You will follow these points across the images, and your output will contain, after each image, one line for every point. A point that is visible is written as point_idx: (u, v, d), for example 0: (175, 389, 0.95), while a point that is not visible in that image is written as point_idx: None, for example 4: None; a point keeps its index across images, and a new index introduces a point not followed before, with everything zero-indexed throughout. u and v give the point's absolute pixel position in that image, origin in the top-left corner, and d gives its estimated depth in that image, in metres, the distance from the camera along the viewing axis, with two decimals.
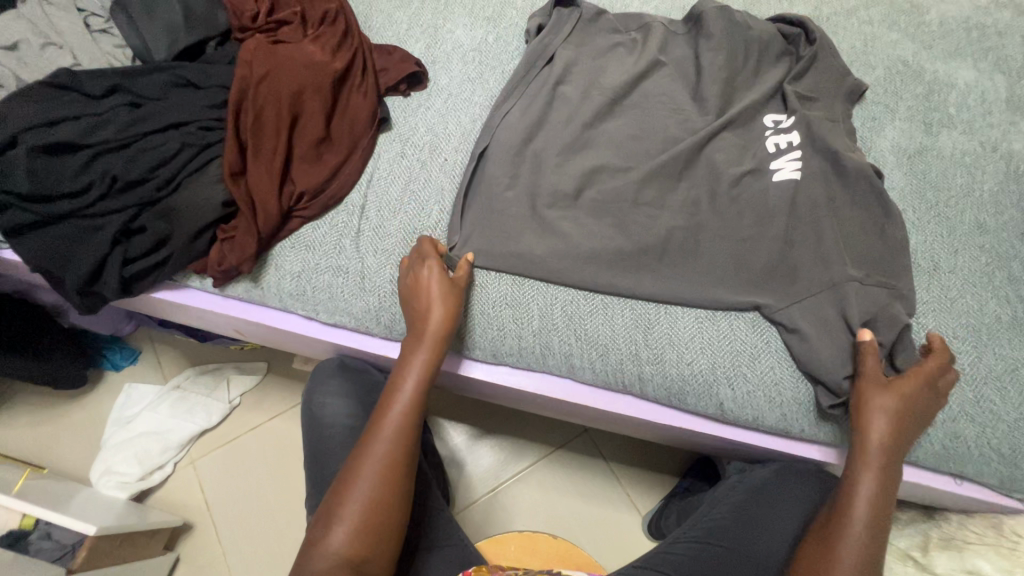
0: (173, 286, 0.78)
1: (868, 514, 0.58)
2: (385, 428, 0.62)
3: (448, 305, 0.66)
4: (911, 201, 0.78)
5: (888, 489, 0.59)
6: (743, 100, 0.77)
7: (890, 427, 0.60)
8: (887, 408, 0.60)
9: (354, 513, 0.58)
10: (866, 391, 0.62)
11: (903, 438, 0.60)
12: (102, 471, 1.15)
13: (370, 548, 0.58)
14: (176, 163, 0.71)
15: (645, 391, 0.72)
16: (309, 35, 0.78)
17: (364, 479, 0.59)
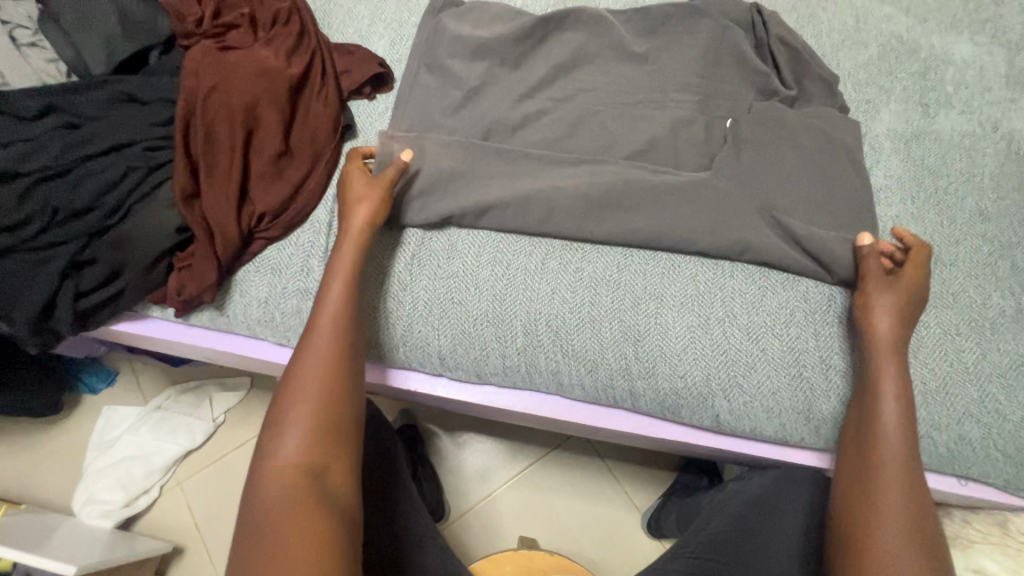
0: (133, 317, 0.73)
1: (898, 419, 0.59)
2: (277, 453, 0.54)
3: (372, 209, 0.65)
4: (910, 189, 0.74)
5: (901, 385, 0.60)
6: (722, 101, 0.75)
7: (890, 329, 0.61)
8: (888, 301, 0.62)
9: (283, 462, 0.54)
10: (868, 288, 0.64)
11: (909, 320, 0.62)
12: (86, 499, 1.12)
13: (297, 493, 0.52)
14: (123, 188, 0.65)
15: (638, 405, 0.68)
16: (260, 39, 0.72)
17: (267, 495, 0.52)
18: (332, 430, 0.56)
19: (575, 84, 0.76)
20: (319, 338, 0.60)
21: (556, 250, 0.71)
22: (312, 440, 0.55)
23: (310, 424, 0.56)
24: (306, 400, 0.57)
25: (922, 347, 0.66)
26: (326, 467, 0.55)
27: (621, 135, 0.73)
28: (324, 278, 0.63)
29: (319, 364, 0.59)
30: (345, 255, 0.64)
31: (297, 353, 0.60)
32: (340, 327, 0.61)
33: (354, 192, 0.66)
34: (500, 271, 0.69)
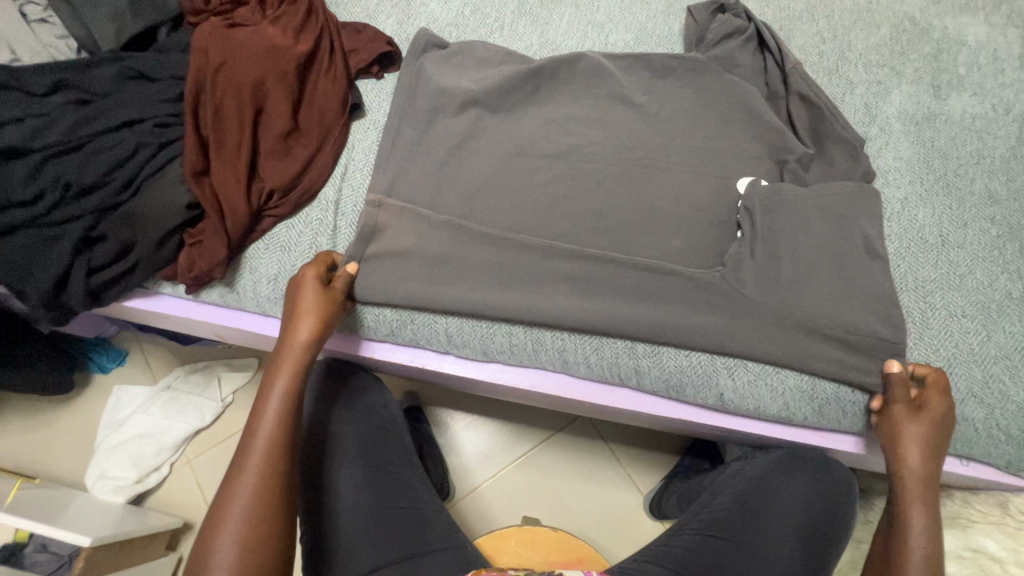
0: (145, 294, 0.74)
1: (926, 551, 0.56)
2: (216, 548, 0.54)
3: (324, 302, 0.64)
4: (919, 171, 0.74)
5: (926, 513, 0.58)
6: (729, 86, 0.76)
7: (922, 450, 0.59)
8: (914, 433, 0.60)
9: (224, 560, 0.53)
10: (894, 416, 0.62)
11: (937, 452, 0.60)
12: (97, 476, 1.14)
13: None
14: (134, 164, 0.66)
15: (643, 384, 0.69)
16: (268, 16, 0.72)
17: None
18: (263, 559, 0.54)
19: (583, 66, 0.77)
20: (252, 461, 0.57)
21: (563, 230, 0.71)
22: (253, 535, 0.54)
23: (240, 554, 0.53)
24: (234, 529, 0.54)
25: (927, 329, 0.67)
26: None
27: (626, 128, 0.76)
28: (260, 396, 0.61)
29: (249, 491, 0.56)
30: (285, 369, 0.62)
31: (227, 477, 0.57)
32: (283, 418, 0.60)
33: (299, 299, 0.64)
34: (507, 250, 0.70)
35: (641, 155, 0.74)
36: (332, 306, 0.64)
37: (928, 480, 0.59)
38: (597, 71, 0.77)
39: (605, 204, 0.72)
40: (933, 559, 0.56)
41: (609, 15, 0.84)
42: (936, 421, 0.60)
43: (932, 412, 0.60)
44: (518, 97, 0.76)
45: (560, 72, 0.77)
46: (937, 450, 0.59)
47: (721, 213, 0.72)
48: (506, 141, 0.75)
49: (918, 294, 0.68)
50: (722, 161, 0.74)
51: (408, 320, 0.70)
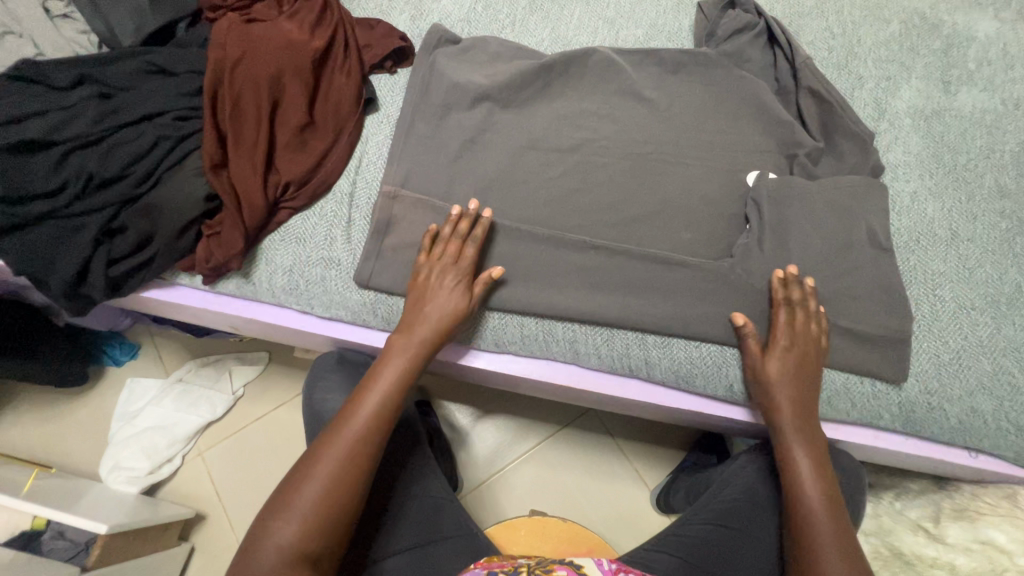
0: (162, 285, 0.76)
1: (813, 472, 0.61)
2: (297, 497, 0.56)
3: (463, 306, 0.65)
4: (928, 166, 0.74)
5: (807, 437, 0.62)
6: (738, 82, 0.77)
7: (792, 383, 0.62)
8: (783, 367, 0.63)
9: (301, 514, 0.55)
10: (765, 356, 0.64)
11: (803, 383, 0.63)
12: (111, 466, 1.16)
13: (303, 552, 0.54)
14: (154, 156, 0.67)
15: (653, 375, 0.69)
16: (285, 12, 0.74)
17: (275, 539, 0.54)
18: (332, 530, 0.56)
19: (593, 62, 0.78)
20: (346, 437, 0.59)
21: (574, 222, 0.72)
22: (333, 503, 0.56)
23: (310, 520, 0.55)
24: (315, 489, 0.56)
25: (937, 321, 0.67)
26: (320, 556, 0.55)
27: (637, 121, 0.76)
28: (367, 378, 0.63)
29: (336, 465, 0.57)
30: (395, 362, 0.64)
31: (321, 441, 0.59)
32: (386, 406, 0.62)
33: (428, 300, 0.65)
34: (519, 242, 0.70)
35: (651, 148, 0.75)
36: (467, 314, 0.66)
37: (804, 410, 0.63)
38: (608, 66, 0.78)
39: (615, 197, 0.73)
40: (819, 473, 0.61)
41: (619, 11, 0.85)
42: (795, 358, 0.63)
43: (777, 354, 0.63)
44: (530, 92, 0.77)
45: (572, 67, 0.78)
46: (795, 384, 0.63)
47: (731, 205, 0.72)
48: (517, 135, 0.76)
49: (928, 286, 0.68)
50: (732, 155, 0.75)
51: (513, 322, 0.70)
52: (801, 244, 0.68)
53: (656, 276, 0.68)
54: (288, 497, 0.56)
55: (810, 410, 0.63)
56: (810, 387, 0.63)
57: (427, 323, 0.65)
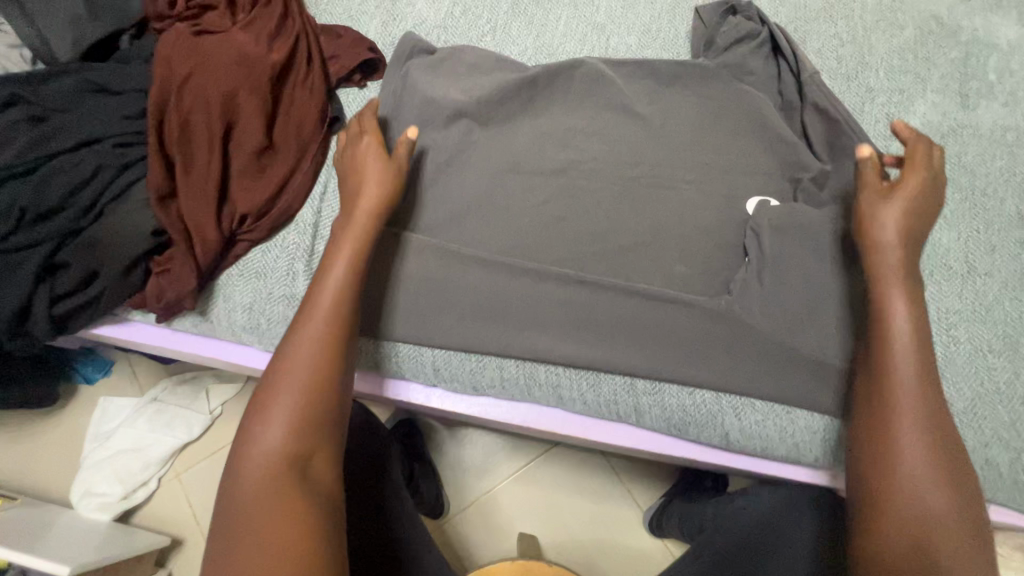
0: (115, 321, 0.70)
1: (925, 450, 0.50)
2: (267, 417, 0.52)
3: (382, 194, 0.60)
4: (943, 190, 0.68)
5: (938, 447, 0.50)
6: (739, 96, 0.70)
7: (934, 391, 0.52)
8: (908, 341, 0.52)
9: (285, 418, 0.52)
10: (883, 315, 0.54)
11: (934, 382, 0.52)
12: (84, 492, 1.11)
13: (302, 452, 0.51)
14: (95, 187, 0.60)
15: (643, 422, 0.64)
16: (239, 21, 0.66)
17: (248, 475, 0.50)
18: (319, 417, 0.53)
19: (583, 73, 0.71)
20: (299, 370, 0.54)
21: (559, 254, 0.66)
22: (313, 393, 0.53)
23: (294, 418, 0.52)
24: (291, 393, 0.53)
25: (950, 366, 0.62)
26: (308, 461, 0.51)
27: (627, 139, 0.70)
28: (324, 262, 0.59)
29: (295, 396, 0.53)
30: (332, 276, 0.58)
31: (274, 373, 0.55)
32: (349, 286, 0.58)
33: (365, 161, 0.62)
34: (498, 276, 0.64)
35: (644, 171, 0.69)
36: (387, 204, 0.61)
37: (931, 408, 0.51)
38: (597, 78, 0.71)
39: (604, 226, 0.67)
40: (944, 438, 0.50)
41: (610, 15, 0.78)
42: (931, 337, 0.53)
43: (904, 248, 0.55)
44: (511, 108, 0.71)
45: (557, 78, 0.71)
46: (931, 386, 0.52)
47: (730, 234, 0.66)
48: (498, 154, 0.69)
49: (941, 326, 0.63)
50: (731, 178, 0.68)
51: (470, 367, 0.65)
52: (809, 280, 0.62)
53: (647, 315, 0.63)
54: (250, 441, 0.52)
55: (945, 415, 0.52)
56: (923, 240, 0.56)
57: (361, 205, 0.60)
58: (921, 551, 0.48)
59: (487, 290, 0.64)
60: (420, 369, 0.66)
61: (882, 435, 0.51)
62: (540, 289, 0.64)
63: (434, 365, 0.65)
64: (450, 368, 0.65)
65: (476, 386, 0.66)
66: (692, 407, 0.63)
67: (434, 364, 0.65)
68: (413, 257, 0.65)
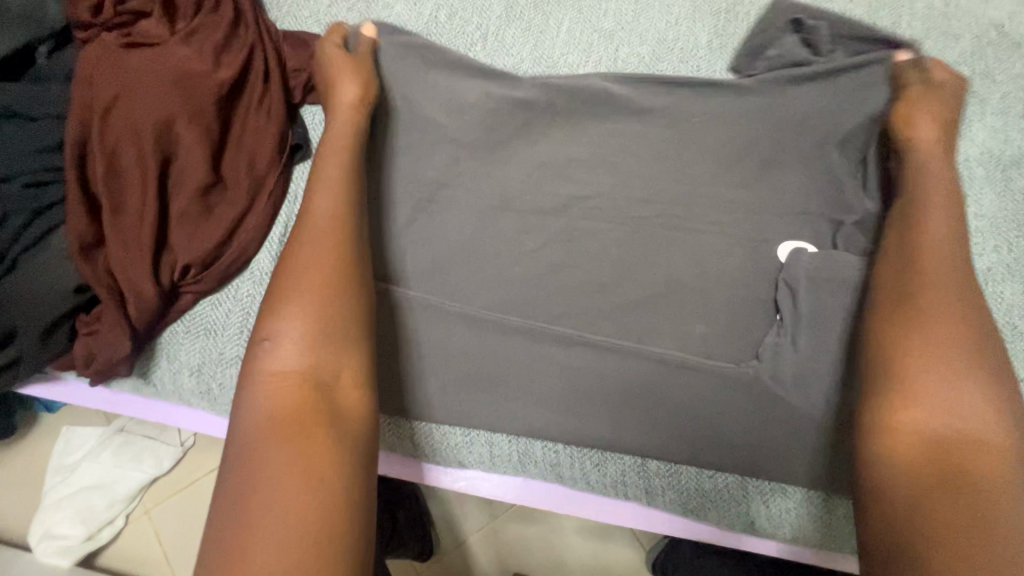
0: (46, 379, 0.61)
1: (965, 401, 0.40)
2: (282, 322, 0.45)
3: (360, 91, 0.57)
4: (1005, 233, 0.59)
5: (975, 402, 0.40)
6: (771, 119, 0.60)
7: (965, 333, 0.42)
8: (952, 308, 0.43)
9: (301, 317, 0.45)
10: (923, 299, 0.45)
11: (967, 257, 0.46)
12: (42, 534, 1.03)
13: (321, 367, 0.44)
14: (4, 235, 0.51)
15: (654, 504, 0.56)
16: (179, 31, 0.56)
17: (263, 392, 0.42)
18: (337, 349, 0.45)
19: (588, 92, 0.61)
20: (313, 255, 0.48)
21: (559, 309, 0.56)
22: (328, 282, 0.47)
23: (309, 341, 0.44)
24: (294, 330, 0.44)
25: None
26: (333, 380, 0.44)
27: (640, 169, 0.60)
28: (306, 198, 0.51)
29: (307, 315, 0.45)
30: (332, 162, 0.53)
31: (288, 269, 0.48)
32: (349, 178, 0.53)
33: (336, 84, 0.57)
34: (488, 337, 0.55)
35: (659, 209, 0.59)
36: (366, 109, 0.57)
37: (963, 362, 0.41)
38: (605, 98, 0.61)
39: (611, 275, 0.57)
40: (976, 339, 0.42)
41: (619, 21, 0.67)
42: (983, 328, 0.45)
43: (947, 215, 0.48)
44: (504, 134, 0.61)
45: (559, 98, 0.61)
46: (965, 332, 0.42)
47: (759, 287, 0.57)
48: (489, 188, 0.60)
49: None
50: (760, 218, 0.59)
51: (456, 442, 0.56)
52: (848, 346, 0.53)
53: (662, 384, 0.54)
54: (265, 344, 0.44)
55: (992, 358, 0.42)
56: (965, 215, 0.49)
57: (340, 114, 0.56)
58: (953, 479, 0.38)
59: (475, 352, 0.55)
60: (398, 442, 0.57)
61: (892, 374, 0.43)
62: (537, 352, 0.55)
63: (414, 439, 0.56)
64: (433, 442, 0.56)
65: (462, 461, 0.57)
66: (712, 491, 0.54)
67: (412, 437, 0.56)
68: (390, 314, 0.55)
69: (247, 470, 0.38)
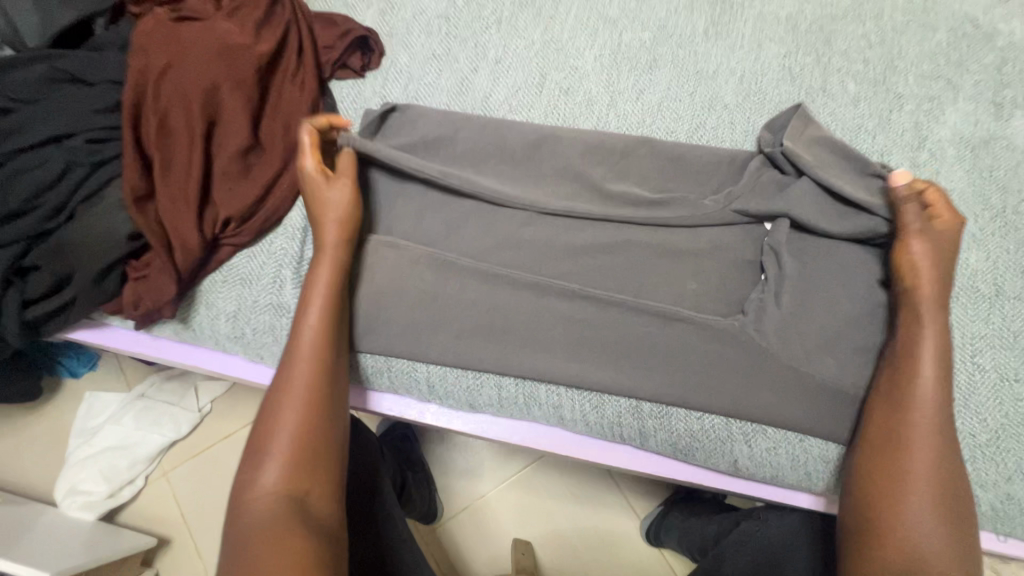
0: (92, 325, 0.66)
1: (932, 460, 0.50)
2: (276, 421, 0.51)
3: (348, 199, 0.58)
4: (972, 207, 0.64)
5: (931, 454, 0.50)
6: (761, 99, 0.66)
7: (929, 386, 0.51)
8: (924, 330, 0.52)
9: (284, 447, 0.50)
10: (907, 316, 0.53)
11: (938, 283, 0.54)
12: (67, 490, 1.08)
13: (309, 483, 0.49)
14: (66, 186, 0.56)
15: (647, 445, 0.61)
16: (223, 7, 0.61)
17: (259, 481, 0.49)
18: (315, 472, 0.50)
19: None
20: (300, 351, 0.53)
21: (563, 267, 0.62)
22: (312, 426, 0.51)
23: (293, 459, 0.50)
24: (284, 427, 0.51)
25: (975, 394, 0.58)
26: (309, 492, 0.49)
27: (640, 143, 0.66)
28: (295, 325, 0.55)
29: (294, 425, 0.51)
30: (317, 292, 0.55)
31: (278, 377, 0.53)
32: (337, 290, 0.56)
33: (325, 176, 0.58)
34: (500, 290, 0.61)
35: (658, 179, 0.64)
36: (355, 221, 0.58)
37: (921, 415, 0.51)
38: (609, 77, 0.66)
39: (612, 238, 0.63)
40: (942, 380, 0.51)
41: (623, 8, 0.73)
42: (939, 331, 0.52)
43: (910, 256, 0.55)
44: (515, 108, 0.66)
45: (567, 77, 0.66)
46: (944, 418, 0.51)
47: (745, 250, 0.63)
48: (501, 157, 0.65)
49: (966, 351, 0.60)
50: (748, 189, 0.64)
51: (467, 384, 0.61)
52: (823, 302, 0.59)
53: (657, 334, 0.59)
54: (263, 435, 0.51)
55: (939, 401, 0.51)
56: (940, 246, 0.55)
57: (329, 212, 0.57)
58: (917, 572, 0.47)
59: (488, 303, 0.60)
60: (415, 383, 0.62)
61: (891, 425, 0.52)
62: (543, 304, 0.60)
63: (431, 382, 0.62)
64: (448, 383, 0.62)
65: (474, 403, 0.62)
66: (700, 433, 0.59)
67: (429, 378, 0.62)
68: (411, 267, 0.60)
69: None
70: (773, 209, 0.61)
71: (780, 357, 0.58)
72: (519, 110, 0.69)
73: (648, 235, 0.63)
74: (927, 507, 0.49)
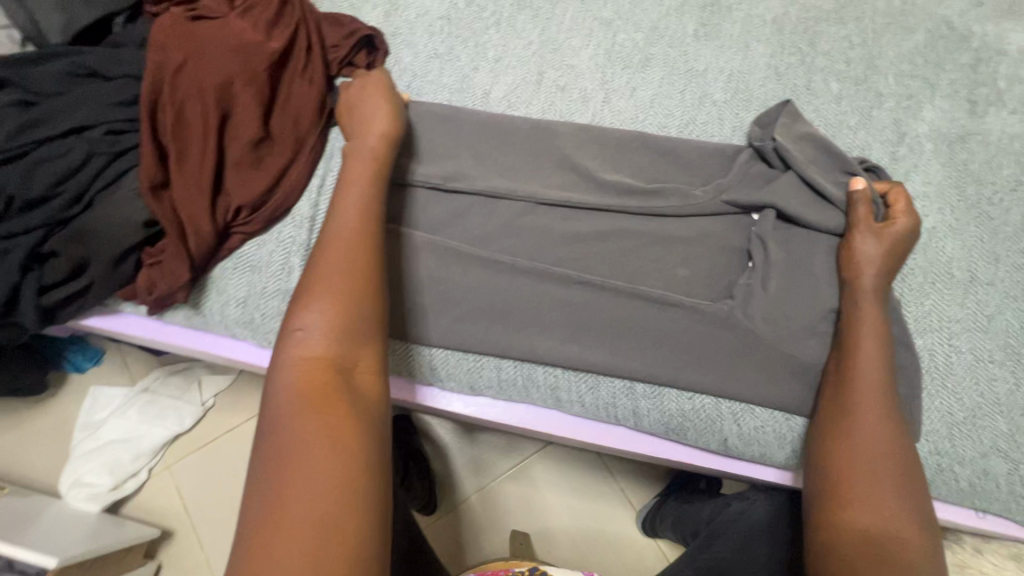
0: (105, 311, 0.69)
1: (879, 438, 0.52)
2: (317, 290, 0.50)
3: (388, 122, 0.61)
4: (949, 198, 0.67)
5: (877, 433, 0.52)
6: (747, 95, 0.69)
7: (871, 367, 0.54)
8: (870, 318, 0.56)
9: (329, 309, 0.49)
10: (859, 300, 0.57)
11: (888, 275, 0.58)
12: (72, 482, 1.10)
13: (351, 349, 0.49)
14: (85, 175, 0.59)
15: (641, 425, 0.63)
16: (236, 7, 0.65)
17: (302, 338, 0.48)
18: (360, 345, 0.50)
19: None
20: (338, 233, 0.54)
21: (559, 255, 0.64)
22: (353, 295, 0.51)
23: (337, 328, 0.49)
24: (322, 300, 0.50)
25: (951, 374, 0.61)
26: (353, 364, 0.49)
27: (633, 136, 0.69)
28: (334, 219, 0.55)
29: (335, 298, 0.50)
30: (351, 195, 0.56)
31: (317, 253, 0.53)
32: (375, 187, 0.58)
33: (368, 106, 0.62)
34: (498, 275, 0.64)
35: (649, 171, 0.67)
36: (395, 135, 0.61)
37: (879, 396, 0.53)
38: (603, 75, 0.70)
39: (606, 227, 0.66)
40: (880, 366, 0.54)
41: (617, 11, 0.76)
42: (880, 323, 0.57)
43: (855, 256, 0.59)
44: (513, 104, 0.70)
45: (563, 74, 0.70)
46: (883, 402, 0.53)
47: (734, 238, 0.65)
48: (499, 151, 0.68)
49: (943, 334, 0.62)
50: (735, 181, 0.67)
51: (468, 366, 0.64)
52: (807, 287, 0.62)
53: (648, 318, 0.62)
54: (305, 300, 0.50)
55: (889, 384, 0.54)
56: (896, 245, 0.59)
57: (371, 132, 0.60)
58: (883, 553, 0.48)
59: (487, 288, 0.63)
60: (418, 366, 0.65)
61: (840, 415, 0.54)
62: (539, 288, 0.63)
63: (434, 364, 0.64)
64: (449, 365, 0.64)
65: (474, 385, 0.65)
66: (691, 413, 0.62)
67: (431, 362, 0.64)
68: (414, 255, 0.64)
69: (286, 438, 0.43)
70: (760, 199, 0.64)
71: (766, 339, 0.61)
72: (516, 107, 0.72)
73: (641, 223, 0.66)
74: (876, 475, 0.51)
